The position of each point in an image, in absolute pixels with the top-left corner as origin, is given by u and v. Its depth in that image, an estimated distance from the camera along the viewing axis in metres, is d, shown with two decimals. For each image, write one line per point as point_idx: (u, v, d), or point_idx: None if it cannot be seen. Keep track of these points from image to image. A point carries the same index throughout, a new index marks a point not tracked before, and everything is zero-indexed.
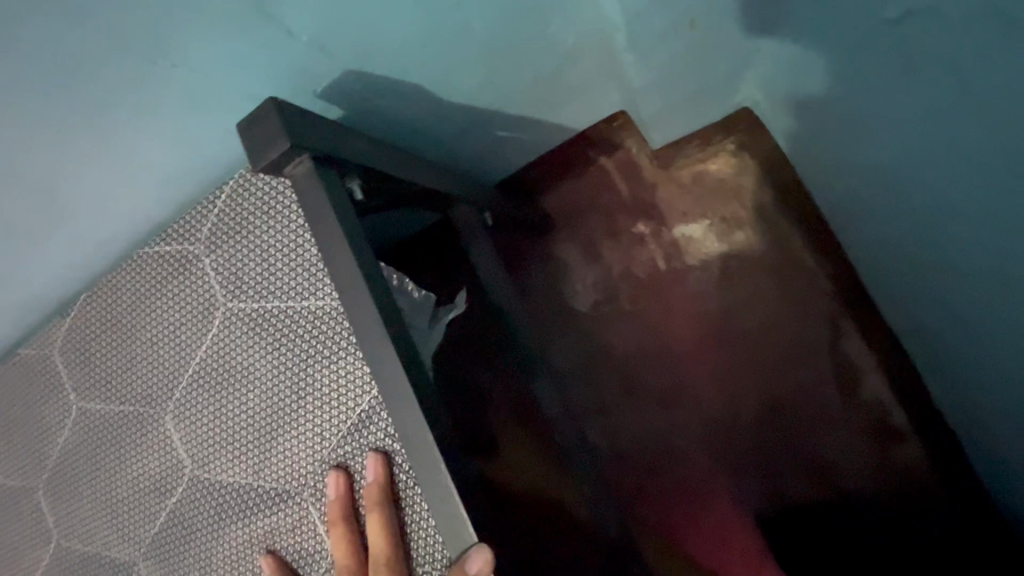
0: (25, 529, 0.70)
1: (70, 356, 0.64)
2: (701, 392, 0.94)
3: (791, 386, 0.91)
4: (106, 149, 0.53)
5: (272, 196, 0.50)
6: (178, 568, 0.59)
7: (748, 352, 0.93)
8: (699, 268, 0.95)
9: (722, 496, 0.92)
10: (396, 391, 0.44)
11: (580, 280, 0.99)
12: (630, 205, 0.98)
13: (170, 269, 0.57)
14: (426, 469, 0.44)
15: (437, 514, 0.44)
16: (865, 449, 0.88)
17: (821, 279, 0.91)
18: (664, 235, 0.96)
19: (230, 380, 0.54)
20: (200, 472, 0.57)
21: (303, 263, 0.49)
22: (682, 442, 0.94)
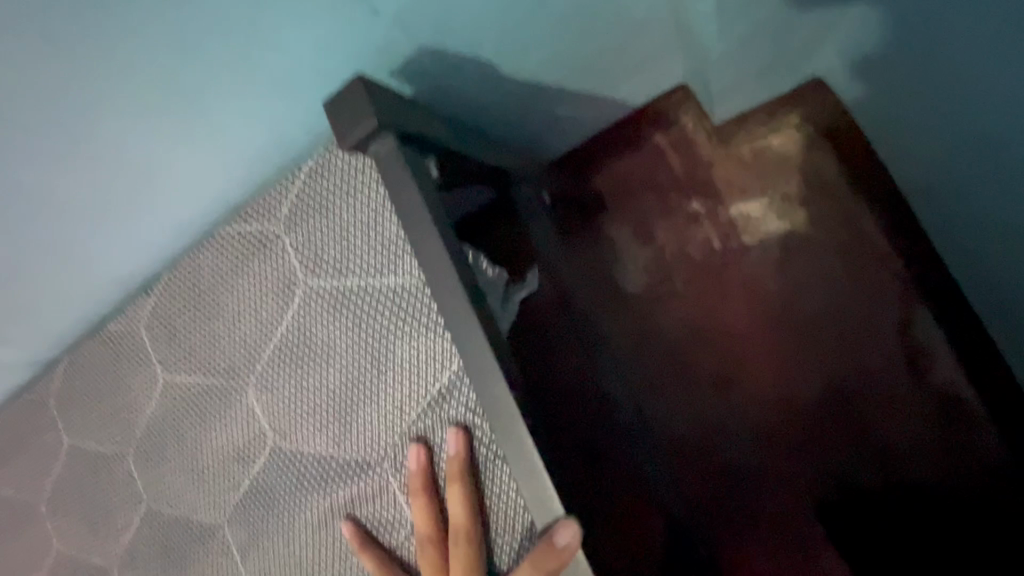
0: (116, 494, 0.75)
1: (155, 331, 0.67)
2: (759, 374, 0.91)
3: (854, 369, 0.87)
4: (192, 128, 0.55)
5: (350, 174, 0.51)
6: (260, 532, 0.62)
7: (812, 336, 0.89)
8: (760, 246, 0.92)
9: (776, 481, 0.88)
10: (480, 367, 0.45)
11: (635, 260, 0.97)
12: (688, 183, 0.95)
13: (251, 247, 0.58)
14: (509, 442, 0.44)
15: (519, 487, 0.44)
16: (936, 435, 0.83)
17: (891, 259, 0.87)
18: (722, 213, 0.93)
19: (310, 354, 0.56)
20: (282, 442, 0.59)
21: (382, 240, 0.50)
22: (738, 425, 0.91)
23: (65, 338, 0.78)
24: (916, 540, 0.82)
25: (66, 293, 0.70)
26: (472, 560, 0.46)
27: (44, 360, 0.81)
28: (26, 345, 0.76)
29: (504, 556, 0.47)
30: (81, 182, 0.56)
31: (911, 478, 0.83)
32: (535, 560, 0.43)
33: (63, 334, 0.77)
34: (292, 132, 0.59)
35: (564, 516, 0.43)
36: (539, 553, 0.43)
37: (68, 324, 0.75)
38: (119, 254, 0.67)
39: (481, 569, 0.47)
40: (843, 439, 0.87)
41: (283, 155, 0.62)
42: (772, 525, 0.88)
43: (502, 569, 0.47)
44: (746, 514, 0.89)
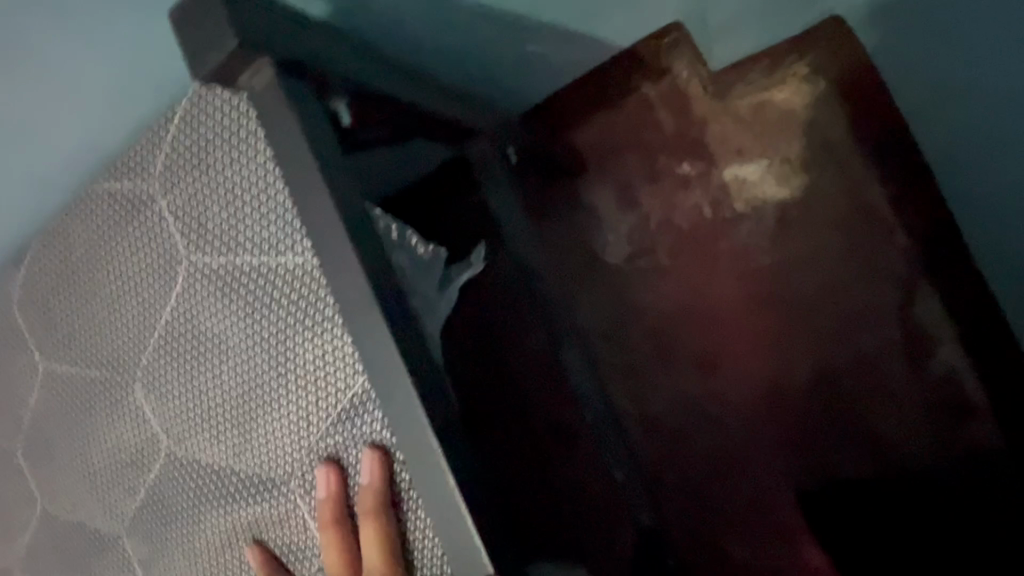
0: (11, 495, 0.65)
1: (30, 310, 0.56)
2: (745, 358, 0.82)
3: (847, 354, 0.78)
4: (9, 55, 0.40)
5: (232, 121, 0.39)
6: (160, 549, 0.53)
7: (807, 317, 0.80)
8: (754, 215, 0.81)
9: (757, 473, 0.81)
10: (391, 380, 0.34)
11: (614, 228, 0.86)
12: (676, 141, 0.83)
13: (125, 211, 0.47)
14: (431, 476, 0.35)
15: (445, 533, 0.35)
16: (931, 427, 0.75)
17: (902, 231, 0.76)
18: (713, 176, 0.82)
19: (201, 348, 0.45)
20: (176, 449, 0.49)
21: (274, 208, 0.38)
22: (715, 418, 0.83)
23: None
24: (908, 542, 0.76)
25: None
26: None
27: None
28: None
29: None
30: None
31: (903, 474, 0.76)
32: None
33: None
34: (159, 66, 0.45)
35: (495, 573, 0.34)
36: None
37: None
38: None
39: None
40: (833, 433, 0.78)
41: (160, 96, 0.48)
42: (755, 530, 0.81)
43: None
44: (725, 508, 0.82)
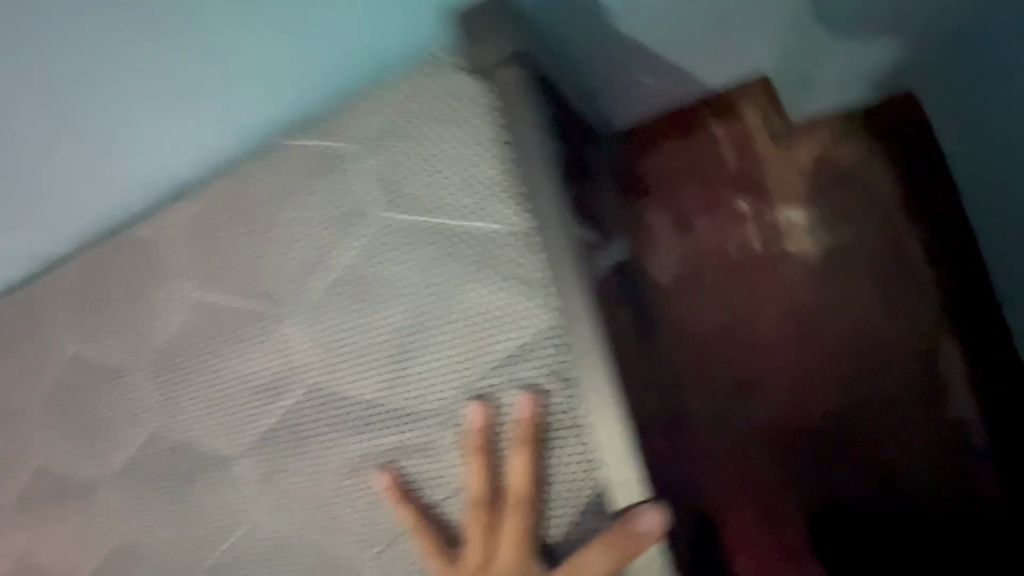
0: (112, 414, 0.71)
1: (192, 241, 0.63)
2: (782, 398, 0.76)
3: (888, 404, 0.72)
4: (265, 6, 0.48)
5: (459, 105, 0.49)
6: (284, 468, 0.60)
7: (850, 358, 0.75)
8: (801, 253, 0.78)
9: (797, 532, 0.72)
10: (580, 323, 0.43)
11: (668, 247, 0.80)
12: (735, 173, 0.82)
13: (322, 167, 0.55)
14: (600, 408, 0.43)
15: (610, 460, 0.42)
16: (975, 494, 0.69)
17: (938, 282, 0.75)
18: (766, 212, 0.80)
19: (371, 290, 0.53)
20: (322, 378, 0.57)
21: (477, 179, 0.48)
22: (762, 466, 0.75)
23: (85, 235, 0.73)
24: None
25: (89, 180, 0.64)
26: (524, 526, 0.45)
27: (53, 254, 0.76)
28: (44, 231, 0.71)
29: (558, 528, 0.46)
30: (129, 50, 0.51)
31: (945, 546, 0.69)
32: (609, 537, 0.41)
33: (85, 229, 0.72)
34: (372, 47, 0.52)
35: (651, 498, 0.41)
36: (616, 530, 0.41)
37: (89, 220, 0.70)
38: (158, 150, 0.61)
39: (531, 539, 0.45)
40: (884, 495, 0.70)
41: (360, 76, 0.55)
42: None
43: (554, 540, 0.46)
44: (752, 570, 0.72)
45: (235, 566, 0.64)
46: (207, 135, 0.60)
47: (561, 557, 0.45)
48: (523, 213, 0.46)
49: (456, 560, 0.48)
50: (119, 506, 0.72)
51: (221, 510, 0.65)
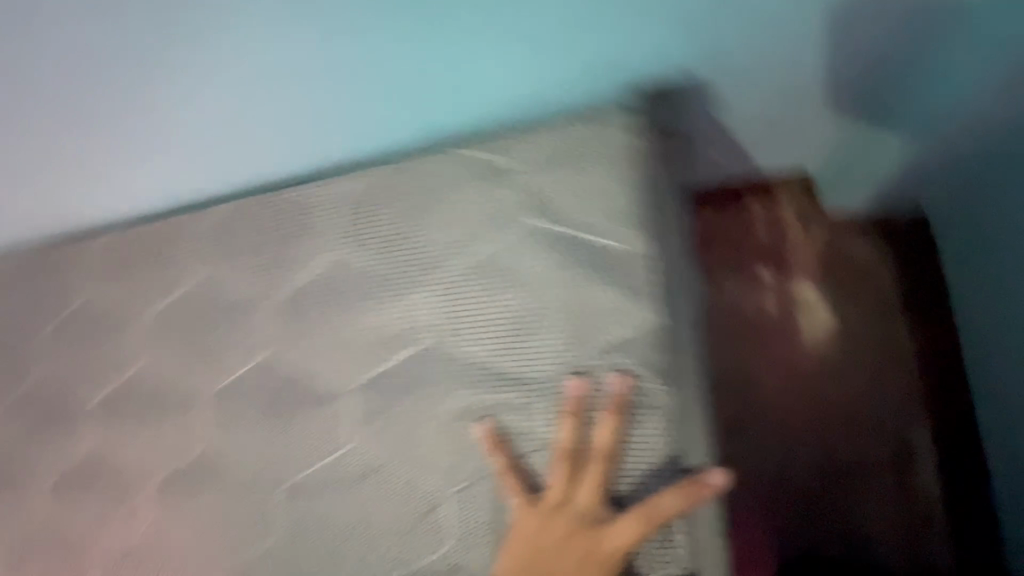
0: (230, 339, 0.83)
1: (343, 210, 0.75)
2: (770, 437, 0.92)
3: (850, 457, 0.90)
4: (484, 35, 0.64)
5: (603, 146, 0.63)
6: (386, 410, 0.71)
7: (828, 414, 0.91)
8: (813, 327, 0.93)
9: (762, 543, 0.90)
10: (678, 329, 0.60)
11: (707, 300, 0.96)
12: (768, 249, 0.93)
13: (477, 172, 0.69)
14: (683, 392, 0.59)
15: (685, 430, 0.58)
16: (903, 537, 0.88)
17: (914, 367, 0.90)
18: (787, 283, 0.93)
19: (504, 276, 0.66)
20: (441, 340, 0.68)
21: (612, 210, 0.62)
22: (734, 491, 0.91)
23: (234, 185, 0.86)
24: None
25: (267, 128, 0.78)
26: (604, 477, 0.58)
27: (196, 195, 0.89)
28: (206, 170, 0.84)
29: (626, 485, 0.59)
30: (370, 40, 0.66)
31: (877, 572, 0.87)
32: (684, 489, 0.55)
33: (239, 179, 0.85)
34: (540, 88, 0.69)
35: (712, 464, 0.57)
36: (688, 484, 0.55)
37: (247, 173, 0.84)
38: (339, 131, 0.77)
39: (606, 489, 0.58)
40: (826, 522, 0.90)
41: (521, 106, 0.71)
42: None
43: (623, 495, 0.59)
44: None
45: (320, 486, 0.75)
46: (378, 117, 0.74)
47: (627, 504, 0.58)
48: (645, 240, 0.61)
49: (539, 498, 0.60)
50: (217, 419, 0.83)
51: (317, 437, 0.75)
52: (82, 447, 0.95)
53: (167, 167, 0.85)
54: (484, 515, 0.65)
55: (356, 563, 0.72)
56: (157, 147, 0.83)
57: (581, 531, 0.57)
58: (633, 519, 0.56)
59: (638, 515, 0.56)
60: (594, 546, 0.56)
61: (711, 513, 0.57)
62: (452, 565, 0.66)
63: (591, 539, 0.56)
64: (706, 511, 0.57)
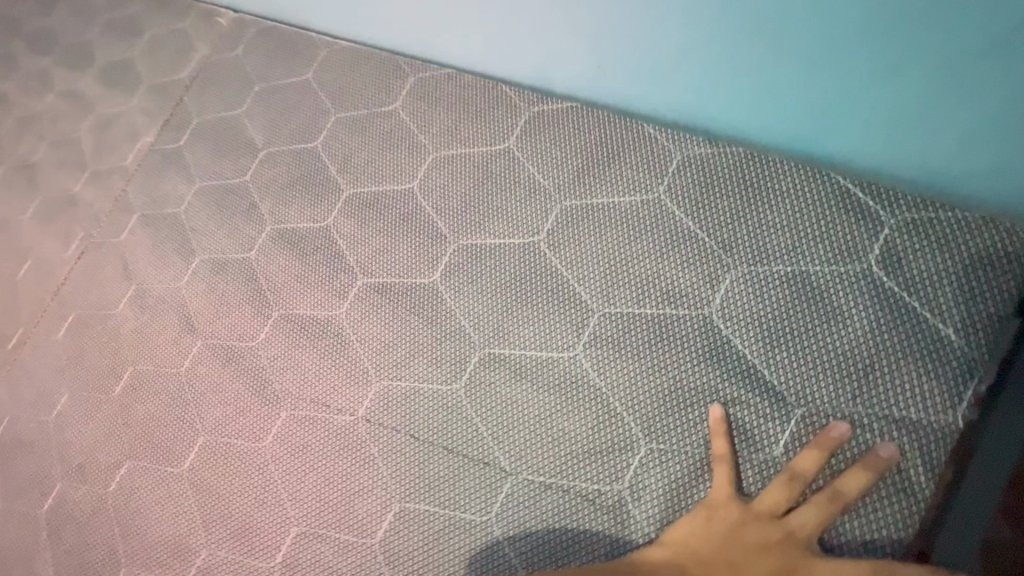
0: (509, 209, 0.88)
1: (685, 166, 0.79)
2: None
3: None
4: (904, 93, 0.70)
5: (988, 246, 0.64)
6: (628, 347, 0.74)
7: None
8: None
9: None
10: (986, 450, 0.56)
11: None
12: None
13: (846, 206, 0.70)
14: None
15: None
16: None
17: None
18: None
19: (823, 305, 0.67)
20: (718, 321, 0.70)
21: (970, 309, 0.62)
22: None
23: (570, 89, 0.94)
24: None
25: (685, 71, 0.81)
26: (823, 516, 0.58)
27: (532, 78, 0.96)
28: (557, 67, 0.92)
29: (837, 538, 0.58)
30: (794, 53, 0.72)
31: None
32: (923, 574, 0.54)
33: (578, 88, 0.93)
34: (987, 168, 0.72)
35: None
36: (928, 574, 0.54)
37: (588, 86, 0.92)
38: (701, 96, 0.83)
39: (820, 530, 0.58)
40: None
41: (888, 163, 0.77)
42: None
43: (829, 546, 0.58)
44: None
45: (521, 370, 0.79)
46: (812, 114, 0.77)
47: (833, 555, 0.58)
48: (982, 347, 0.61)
49: (750, 500, 0.61)
50: (456, 266, 0.88)
51: (541, 331, 0.79)
52: (315, 222, 1.03)
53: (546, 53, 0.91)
54: (674, 483, 0.67)
55: (521, 450, 0.75)
56: (553, 25, 0.86)
57: (788, 548, 0.57)
58: (857, 567, 0.54)
59: (865, 568, 0.54)
60: (801, 568, 0.56)
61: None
62: (615, 504, 0.68)
63: (798, 559, 0.56)
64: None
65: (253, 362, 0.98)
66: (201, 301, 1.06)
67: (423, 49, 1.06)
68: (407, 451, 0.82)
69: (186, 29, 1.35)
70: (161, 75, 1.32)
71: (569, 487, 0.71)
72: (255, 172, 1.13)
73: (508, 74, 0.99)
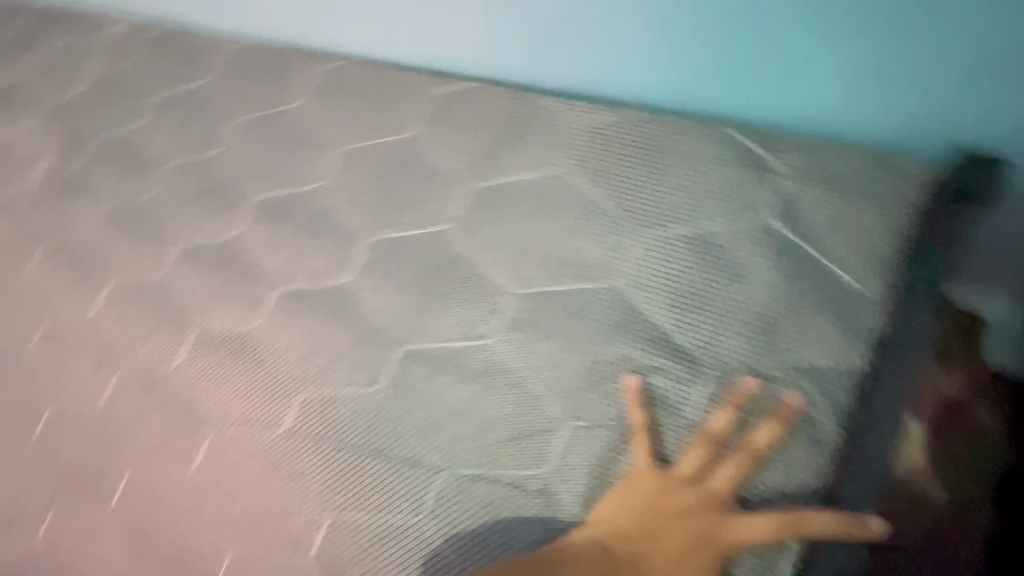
0: (421, 198, 0.84)
1: (585, 133, 0.77)
2: None
3: None
4: (784, 31, 0.72)
5: (879, 184, 0.65)
6: (544, 326, 0.72)
7: None
8: None
9: None
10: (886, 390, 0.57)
11: None
12: None
13: (741, 160, 0.70)
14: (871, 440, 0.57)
15: (855, 471, 0.56)
16: None
17: None
18: None
19: (727, 261, 0.66)
20: (629, 290, 0.69)
21: (869, 252, 0.63)
22: None
23: (463, 68, 0.92)
24: None
25: (575, 37, 0.81)
26: (739, 473, 0.57)
27: (427, 61, 0.95)
28: (449, 44, 0.90)
29: (757, 495, 0.57)
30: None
31: None
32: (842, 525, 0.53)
33: (469, 65, 0.91)
34: (886, 111, 0.73)
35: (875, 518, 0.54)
36: (846, 521, 0.54)
37: (479, 63, 0.90)
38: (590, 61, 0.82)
39: (738, 489, 0.57)
40: None
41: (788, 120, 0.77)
42: None
43: (751, 504, 0.57)
44: None
45: (441, 362, 0.76)
46: (712, 78, 0.77)
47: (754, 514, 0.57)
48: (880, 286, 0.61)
49: (670, 466, 0.60)
50: (372, 262, 0.85)
51: (459, 321, 0.77)
52: (227, 230, 0.98)
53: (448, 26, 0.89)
54: (599, 460, 0.64)
55: (449, 444, 0.73)
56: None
57: (705, 510, 0.56)
58: (770, 521, 0.54)
59: (779, 521, 0.54)
60: (717, 529, 0.55)
61: (854, 554, 0.54)
62: (543, 488, 0.66)
63: (713, 520, 0.56)
64: (850, 551, 0.54)
65: (172, 383, 0.92)
66: (108, 328, 0.98)
67: (327, 41, 1.05)
68: (335, 460, 0.78)
69: (86, 48, 1.29)
70: (56, 96, 1.24)
71: (498, 476, 0.69)
72: (158, 186, 1.06)
73: (403, 57, 0.97)
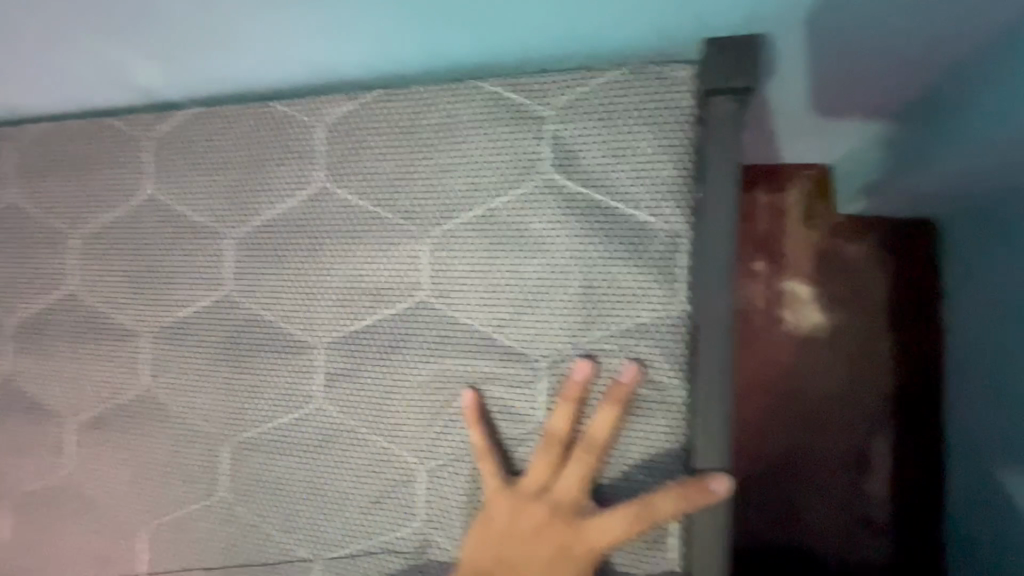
0: (185, 267, 0.71)
1: (334, 138, 0.65)
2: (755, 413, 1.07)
3: (817, 447, 1.05)
4: None
5: (662, 97, 0.55)
6: (365, 368, 0.63)
7: (799, 400, 1.05)
8: (796, 323, 1.06)
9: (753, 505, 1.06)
10: (710, 337, 0.51)
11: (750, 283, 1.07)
12: (764, 241, 1.07)
13: (504, 115, 0.59)
14: (709, 396, 0.50)
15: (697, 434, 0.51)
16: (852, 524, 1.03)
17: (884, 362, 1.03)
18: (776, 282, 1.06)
19: (521, 238, 0.58)
20: (435, 301, 0.61)
21: (662, 182, 0.55)
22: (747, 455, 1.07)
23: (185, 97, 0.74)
24: None
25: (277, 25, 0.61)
26: (590, 468, 0.53)
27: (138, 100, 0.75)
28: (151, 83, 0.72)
29: (612, 476, 0.54)
30: None
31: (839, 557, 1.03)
32: (686, 494, 0.49)
33: (189, 90, 0.73)
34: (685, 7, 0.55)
35: (723, 469, 0.50)
36: (690, 488, 0.49)
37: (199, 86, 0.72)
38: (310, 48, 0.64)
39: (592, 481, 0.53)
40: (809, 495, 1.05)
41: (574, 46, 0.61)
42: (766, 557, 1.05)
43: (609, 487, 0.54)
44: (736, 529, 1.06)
45: (274, 446, 0.66)
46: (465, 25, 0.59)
47: (616, 497, 0.54)
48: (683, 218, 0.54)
49: (523, 481, 0.55)
50: (160, 356, 0.71)
51: (275, 392, 0.66)
52: None
53: (100, 56, 0.68)
54: (464, 489, 0.59)
55: (314, 526, 0.65)
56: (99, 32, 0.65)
57: (562, 519, 0.53)
58: (622, 514, 0.51)
59: (631, 512, 0.51)
60: (575, 537, 0.52)
61: (715, 522, 0.50)
62: (419, 539, 0.61)
63: (571, 529, 0.52)
64: (709, 519, 0.50)
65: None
66: None
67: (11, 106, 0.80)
68: None
69: None
70: None
71: (372, 542, 0.62)
72: None
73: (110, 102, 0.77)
